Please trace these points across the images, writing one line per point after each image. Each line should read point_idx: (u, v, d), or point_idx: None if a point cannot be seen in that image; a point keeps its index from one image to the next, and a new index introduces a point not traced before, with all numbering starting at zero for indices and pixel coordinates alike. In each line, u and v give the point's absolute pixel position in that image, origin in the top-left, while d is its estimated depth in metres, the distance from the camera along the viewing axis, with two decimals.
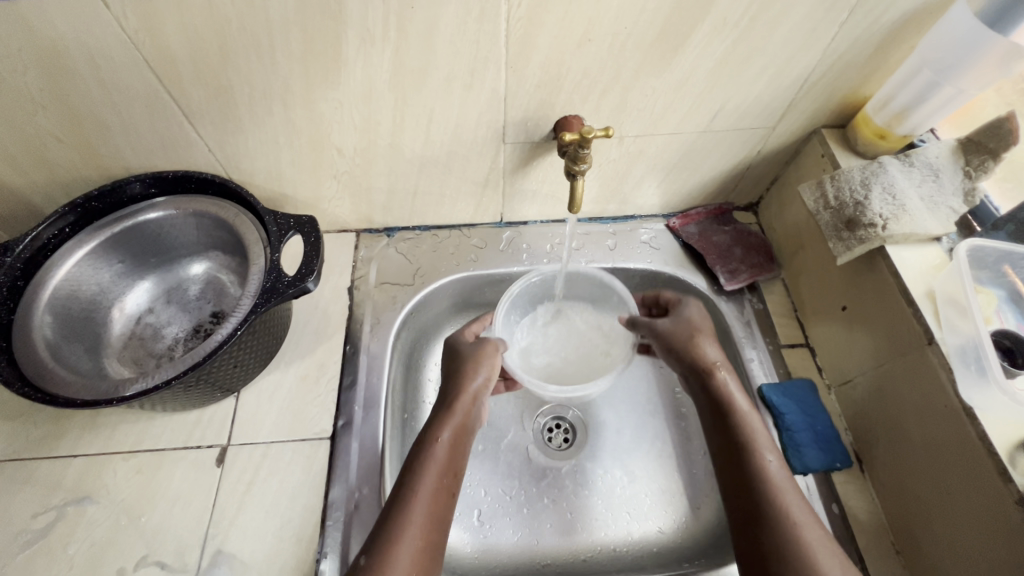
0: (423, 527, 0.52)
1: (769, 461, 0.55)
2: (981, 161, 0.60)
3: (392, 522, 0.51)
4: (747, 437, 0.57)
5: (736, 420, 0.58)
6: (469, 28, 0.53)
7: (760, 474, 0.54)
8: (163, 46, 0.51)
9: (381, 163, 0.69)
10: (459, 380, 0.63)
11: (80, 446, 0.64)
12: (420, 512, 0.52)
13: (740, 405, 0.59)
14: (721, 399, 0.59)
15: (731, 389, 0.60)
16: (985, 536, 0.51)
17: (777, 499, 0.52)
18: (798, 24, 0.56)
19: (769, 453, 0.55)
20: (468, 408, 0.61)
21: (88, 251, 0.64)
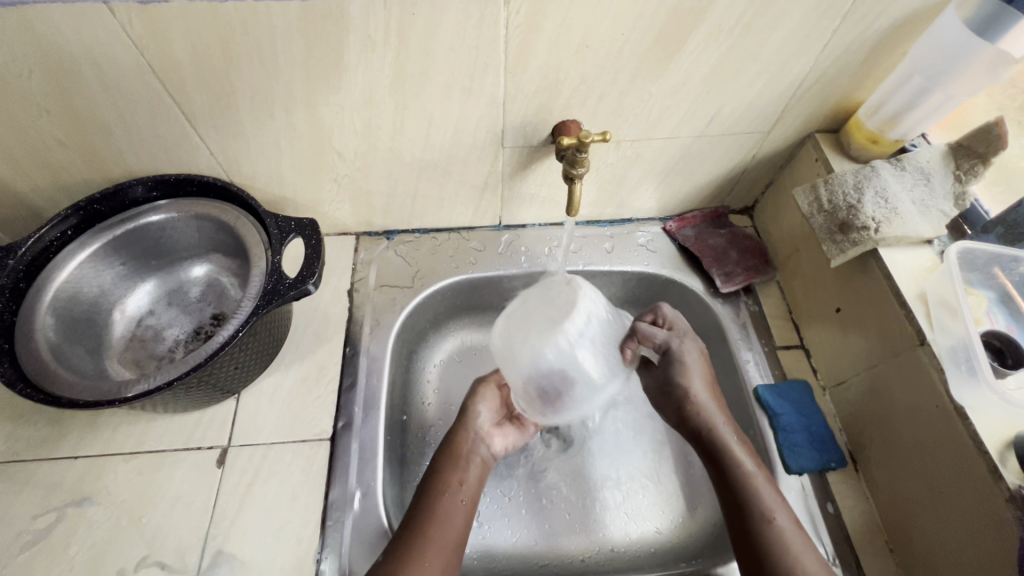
0: (442, 554, 0.56)
1: (777, 520, 0.56)
2: (970, 166, 0.61)
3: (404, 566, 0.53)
4: (755, 498, 0.58)
5: (743, 479, 0.59)
6: (469, 34, 0.54)
7: (768, 536, 0.56)
8: (166, 51, 0.52)
9: (381, 167, 0.70)
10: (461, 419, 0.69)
11: (81, 447, 0.65)
12: (433, 557, 0.55)
13: (746, 466, 0.60)
14: (726, 455, 0.61)
15: (733, 447, 0.61)
16: (977, 535, 0.52)
17: (789, 559, 0.54)
18: (791, 31, 0.57)
19: (776, 511, 0.57)
20: (472, 447, 0.67)
21: (90, 254, 0.65)
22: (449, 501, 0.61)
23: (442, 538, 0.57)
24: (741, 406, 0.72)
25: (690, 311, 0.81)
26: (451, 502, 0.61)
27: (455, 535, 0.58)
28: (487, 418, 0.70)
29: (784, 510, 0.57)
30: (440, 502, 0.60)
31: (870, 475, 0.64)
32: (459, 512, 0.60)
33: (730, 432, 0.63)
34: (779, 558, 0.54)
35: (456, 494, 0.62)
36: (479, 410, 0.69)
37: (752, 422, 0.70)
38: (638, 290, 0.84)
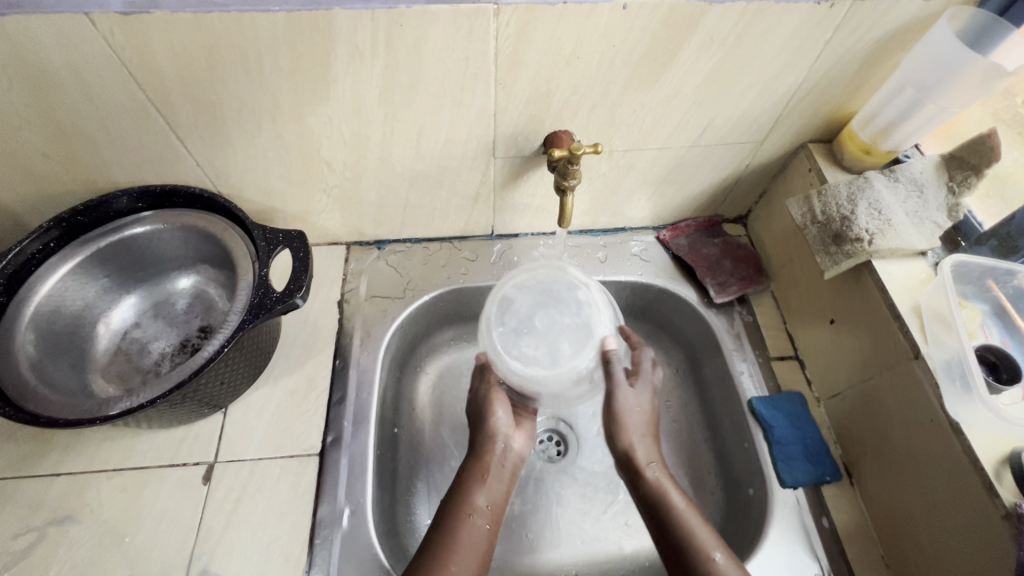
0: None
1: (716, 559, 0.53)
2: (964, 177, 0.60)
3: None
4: (690, 542, 0.54)
5: (679, 523, 0.56)
6: (458, 45, 0.53)
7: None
8: (150, 63, 0.51)
9: (371, 177, 0.69)
10: (483, 430, 0.64)
11: (64, 464, 0.63)
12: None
13: (678, 503, 0.57)
14: (662, 500, 0.58)
15: (667, 488, 0.58)
16: (977, 553, 0.51)
17: None
18: (783, 42, 0.56)
19: (714, 550, 0.53)
20: (500, 458, 0.63)
21: (73, 267, 0.63)
22: (469, 528, 0.56)
23: (461, 572, 0.53)
24: (735, 418, 0.72)
25: (684, 321, 0.81)
26: (473, 532, 0.56)
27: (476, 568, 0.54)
28: (507, 422, 0.64)
29: (722, 545, 0.54)
30: (461, 525, 0.56)
31: (865, 489, 0.64)
32: (481, 543, 0.56)
33: (660, 473, 0.60)
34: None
35: (478, 521, 0.57)
36: (497, 415, 0.64)
37: (747, 434, 0.69)
38: (632, 301, 0.83)
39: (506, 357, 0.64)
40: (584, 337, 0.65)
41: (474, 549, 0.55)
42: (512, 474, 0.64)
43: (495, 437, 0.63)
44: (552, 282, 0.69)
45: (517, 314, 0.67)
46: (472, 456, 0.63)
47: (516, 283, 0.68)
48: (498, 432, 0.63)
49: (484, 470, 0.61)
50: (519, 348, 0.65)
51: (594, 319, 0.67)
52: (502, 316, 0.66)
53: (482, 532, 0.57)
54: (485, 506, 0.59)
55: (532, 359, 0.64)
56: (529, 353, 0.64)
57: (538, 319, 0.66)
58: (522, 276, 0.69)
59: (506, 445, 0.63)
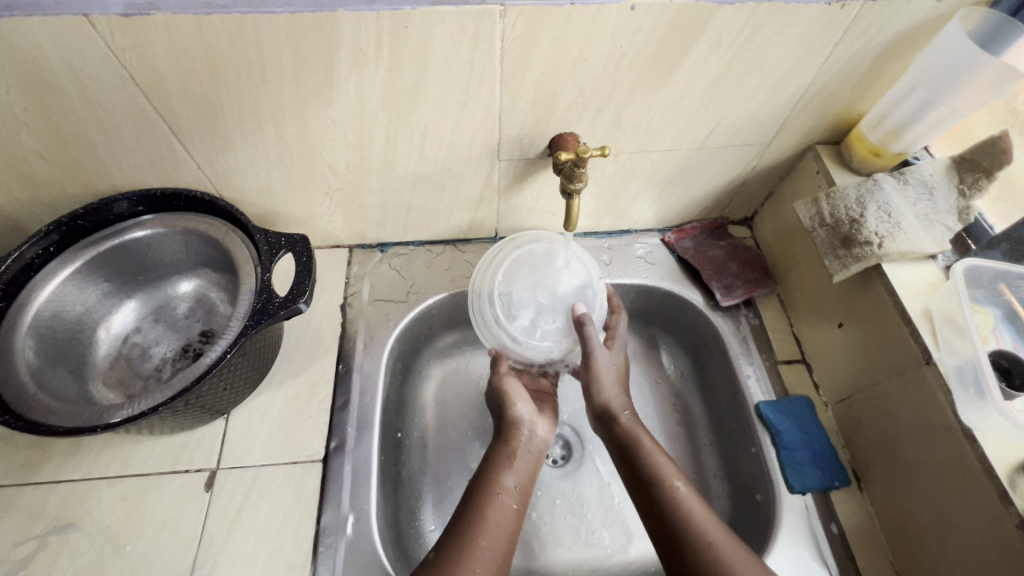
0: (487, 562, 0.52)
1: (678, 487, 0.57)
2: (975, 179, 0.60)
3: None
4: (656, 474, 0.59)
5: (650, 462, 0.60)
6: (464, 47, 0.52)
7: (672, 504, 0.56)
8: (151, 65, 0.50)
9: (374, 180, 0.68)
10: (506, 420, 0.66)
11: (63, 472, 0.62)
12: (481, 569, 0.52)
13: (646, 444, 0.62)
14: (636, 442, 0.62)
15: (637, 431, 0.63)
16: (981, 547, 0.51)
17: (692, 523, 0.54)
18: (793, 43, 0.56)
19: (676, 479, 0.58)
20: (524, 443, 0.65)
21: (72, 272, 0.63)
22: (497, 505, 0.57)
23: (490, 547, 0.54)
24: (742, 423, 0.71)
25: (690, 324, 0.80)
26: (498, 506, 0.57)
27: (503, 541, 0.55)
28: (529, 410, 0.67)
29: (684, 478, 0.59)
30: (488, 508, 0.57)
31: (873, 494, 0.63)
32: (508, 519, 0.57)
33: (632, 419, 0.65)
34: (698, 546, 0.52)
35: (504, 501, 0.58)
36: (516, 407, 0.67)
37: (754, 439, 0.69)
38: (637, 303, 0.82)
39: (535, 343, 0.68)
40: (583, 291, 0.68)
41: (498, 526, 0.56)
42: (539, 459, 0.65)
43: (519, 424, 0.66)
44: (534, 255, 0.70)
45: (518, 303, 0.68)
46: (498, 442, 0.65)
47: (502, 275, 0.68)
48: (522, 419, 0.66)
49: (511, 454, 0.63)
50: (540, 327, 0.68)
51: (581, 273, 0.69)
52: (508, 312, 0.67)
53: (509, 511, 0.58)
54: (512, 487, 0.60)
55: (555, 334, 0.68)
56: (550, 330, 0.68)
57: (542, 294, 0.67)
58: (504, 267, 0.69)
59: (531, 431, 0.66)
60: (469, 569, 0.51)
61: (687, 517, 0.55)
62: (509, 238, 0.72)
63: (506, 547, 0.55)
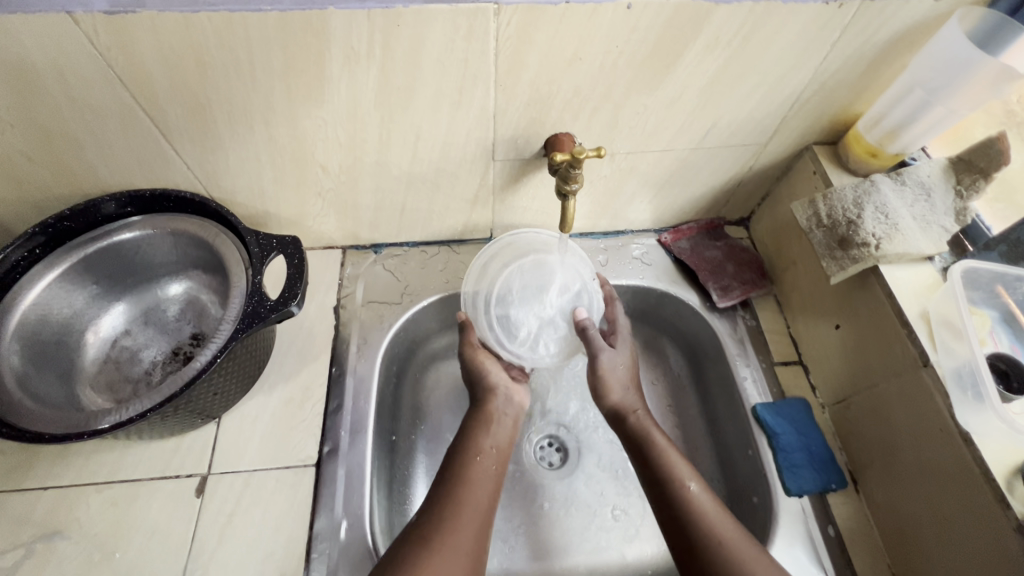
0: (473, 521, 0.55)
1: (691, 488, 0.57)
2: (972, 180, 0.60)
3: (436, 539, 0.53)
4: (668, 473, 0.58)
5: (665, 465, 0.59)
6: (457, 46, 0.51)
7: (686, 504, 0.56)
8: (137, 64, 0.49)
9: (367, 181, 0.67)
10: (481, 385, 0.69)
11: (51, 478, 0.61)
12: (464, 528, 0.54)
13: (659, 441, 0.61)
14: (650, 441, 0.61)
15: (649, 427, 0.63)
16: (978, 547, 0.51)
17: (705, 524, 0.54)
18: (791, 42, 0.55)
19: (689, 480, 0.57)
20: (502, 407, 0.68)
21: (59, 275, 0.62)
22: (478, 466, 0.61)
23: (474, 505, 0.57)
24: (739, 425, 0.71)
25: (687, 326, 0.79)
26: (481, 469, 0.60)
27: (484, 500, 0.58)
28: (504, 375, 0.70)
29: (698, 478, 0.58)
30: (472, 469, 0.60)
31: (871, 497, 0.63)
32: (489, 479, 0.60)
33: (642, 417, 0.64)
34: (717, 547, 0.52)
35: (485, 461, 0.62)
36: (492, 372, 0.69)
37: (751, 441, 0.68)
38: (634, 304, 0.82)
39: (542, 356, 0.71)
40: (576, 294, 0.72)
41: (481, 488, 0.59)
42: (515, 422, 0.69)
43: (495, 390, 0.68)
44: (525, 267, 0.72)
45: (517, 319, 0.71)
46: (475, 406, 0.68)
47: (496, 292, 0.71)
48: (497, 385, 0.69)
49: (487, 418, 0.66)
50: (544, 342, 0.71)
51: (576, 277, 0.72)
52: (509, 332, 0.70)
53: (490, 472, 0.61)
54: (490, 447, 0.63)
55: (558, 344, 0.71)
56: (552, 342, 0.71)
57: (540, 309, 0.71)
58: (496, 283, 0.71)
59: (507, 396, 0.69)
60: (452, 529, 0.54)
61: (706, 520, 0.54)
62: (499, 244, 0.73)
63: (488, 506, 0.58)
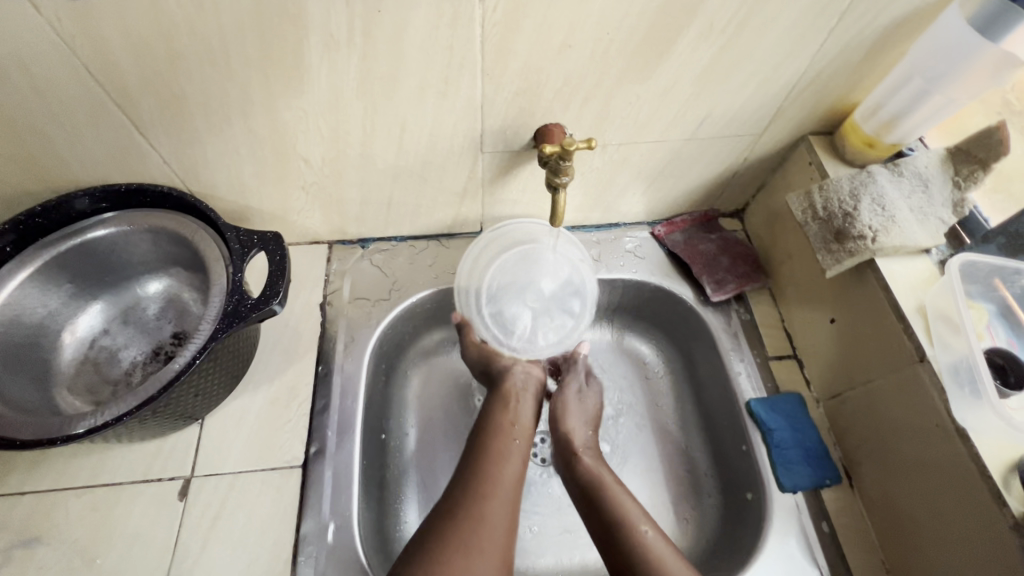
0: (503, 504, 0.54)
1: (644, 532, 0.54)
2: (970, 171, 0.59)
3: (460, 514, 0.52)
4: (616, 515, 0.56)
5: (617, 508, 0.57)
6: (441, 34, 0.49)
7: (637, 544, 0.53)
8: (104, 52, 0.47)
9: (352, 174, 0.65)
10: (498, 367, 0.69)
11: (28, 483, 0.60)
12: (496, 505, 0.54)
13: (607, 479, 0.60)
14: (599, 484, 0.60)
15: (599, 470, 0.61)
16: (973, 539, 0.51)
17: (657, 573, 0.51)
18: (787, 30, 0.53)
19: (643, 524, 0.55)
20: (520, 386, 0.67)
21: (32, 274, 0.60)
22: (504, 443, 0.60)
23: (505, 474, 0.57)
24: (733, 421, 0.70)
25: (681, 320, 0.78)
26: (508, 445, 0.60)
27: (513, 476, 0.57)
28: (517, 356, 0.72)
29: (651, 523, 0.55)
30: (495, 443, 0.60)
31: (865, 492, 0.63)
32: (517, 456, 0.59)
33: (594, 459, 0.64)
34: None
35: (510, 436, 0.61)
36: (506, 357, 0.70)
37: (745, 437, 0.67)
38: (627, 299, 0.80)
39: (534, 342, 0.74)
40: (583, 282, 0.74)
41: (510, 460, 0.58)
42: (536, 397, 0.68)
43: (511, 370, 0.68)
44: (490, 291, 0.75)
45: (512, 314, 0.75)
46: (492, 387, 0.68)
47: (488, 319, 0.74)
48: (513, 364, 0.69)
49: (506, 395, 0.66)
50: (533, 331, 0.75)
51: (584, 266, 0.74)
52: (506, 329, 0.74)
53: (516, 445, 0.60)
54: (511, 424, 0.63)
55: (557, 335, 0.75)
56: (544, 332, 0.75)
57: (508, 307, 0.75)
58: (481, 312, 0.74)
59: (525, 374, 0.69)
60: (481, 506, 0.53)
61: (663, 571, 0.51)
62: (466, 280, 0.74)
63: (517, 481, 0.57)
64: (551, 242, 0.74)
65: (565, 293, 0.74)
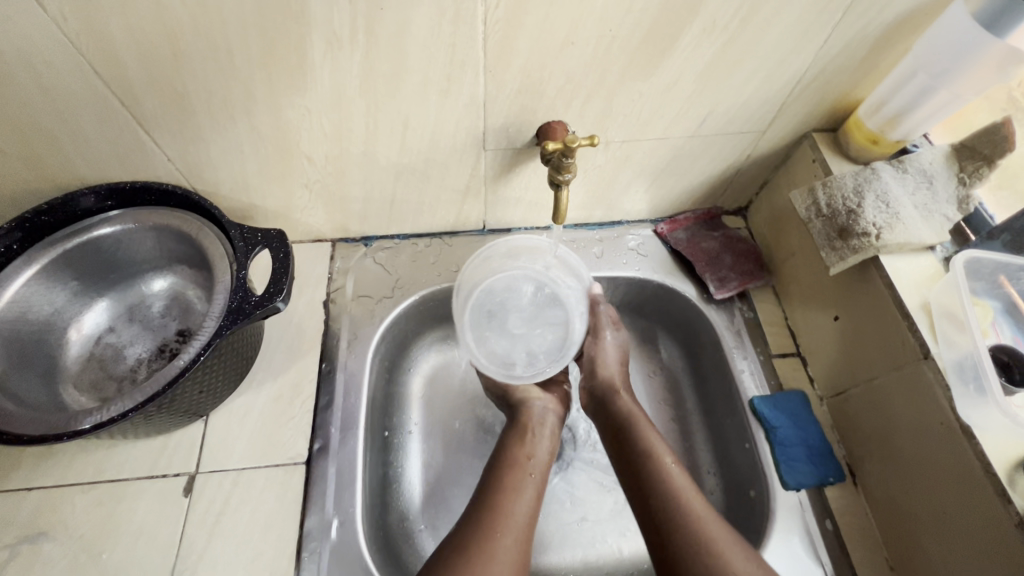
0: (515, 541, 0.54)
1: (669, 466, 0.58)
2: (975, 168, 0.58)
3: (472, 550, 0.51)
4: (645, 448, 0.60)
5: (643, 443, 0.60)
6: (444, 31, 0.50)
7: (663, 482, 0.57)
8: (109, 51, 0.47)
9: (355, 172, 0.65)
10: (516, 399, 0.69)
11: (34, 479, 0.60)
12: (508, 542, 0.53)
13: (637, 415, 0.64)
14: (630, 421, 0.64)
15: (631, 406, 0.65)
16: (980, 538, 0.50)
17: (679, 504, 0.54)
18: (789, 26, 0.53)
19: (667, 458, 0.59)
20: (539, 420, 0.67)
21: (38, 271, 0.60)
22: (517, 477, 0.59)
23: (517, 508, 0.56)
24: (736, 418, 0.70)
25: (684, 318, 0.78)
26: (522, 480, 0.59)
27: (525, 512, 0.56)
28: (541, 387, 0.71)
29: (675, 459, 0.59)
30: (509, 477, 0.59)
31: (869, 491, 0.62)
32: (529, 492, 0.58)
33: (630, 401, 0.67)
34: (685, 529, 0.53)
35: (525, 472, 0.60)
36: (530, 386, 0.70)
37: (747, 435, 0.67)
38: (630, 297, 0.80)
39: (540, 363, 0.69)
40: (548, 278, 0.71)
41: (523, 496, 0.58)
42: (555, 433, 0.67)
43: (529, 402, 0.68)
44: (478, 331, 0.71)
45: (505, 347, 0.71)
46: (510, 420, 0.67)
47: (488, 360, 0.69)
48: (532, 396, 0.69)
49: (523, 427, 0.65)
50: (537, 354, 0.70)
51: (539, 265, 0.71)
52: (507, 363, 0.69)
53: (531, 482, 0.59)
54: (527, 458, 0.62)
55: (555, 345, 0.70)
56: (545, 349, 0.70)
57: (498, 342, 0.71)
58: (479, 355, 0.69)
59: (544, 407, 0.69)
60: (495, 541, 0.53)
61: (687, 510, 0.54)
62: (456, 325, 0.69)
63: (529, 517, 0.56)
64: (501, 264, 0.71)
65: (548, 304, 0.72)
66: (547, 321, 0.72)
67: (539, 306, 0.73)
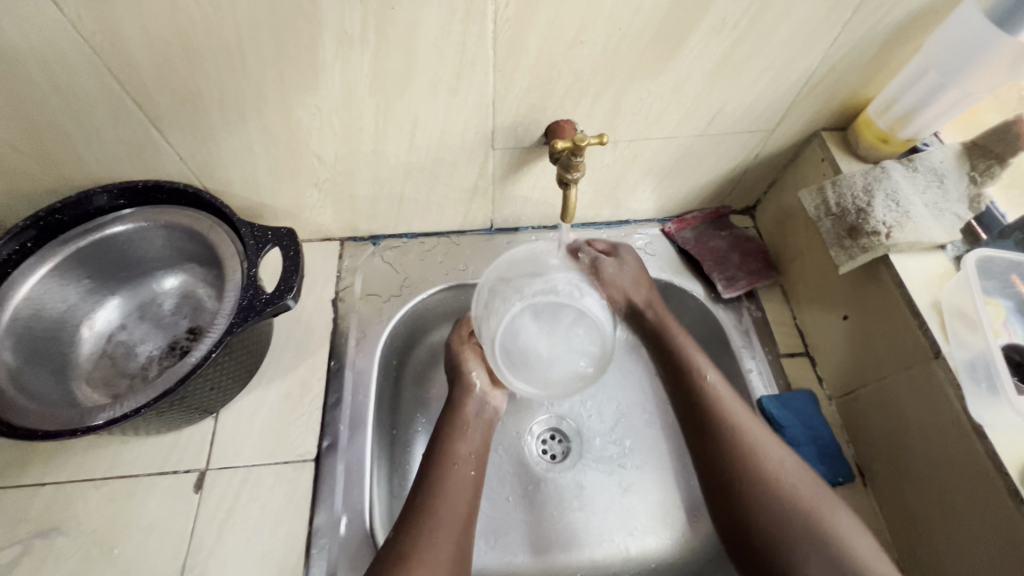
0: (449, 542, 0.53)
1: (709, 376, 0.63)
2: (987, 166, 0.58)
3: (407, 559, 0.50)
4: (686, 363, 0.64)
5: (682, 351, 0.65)
6: (454, 30, 0.50)
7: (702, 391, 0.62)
8: (124, 51, 0.48)
9: (364, 170, 0.65)
10: (457, 390, 0.67)
11: (47, 475, 0.61)
12: (443, 541, 0.53)
13: (676, 331, 0.67)
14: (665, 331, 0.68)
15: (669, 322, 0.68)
16: (991, 539, 0.50)
17: (716, 407, 0.60)
18: (799, 25, 0.53)
19: (707, 370, 0.63)
20: (475, 413, 0.66)
21: (51, 268, 0.61)
22: (456, 475, 0.58)
23: (457, 500, 0.57)
24: None
25: (691, 317, 0.78)
26: (459, 478, 0.58)
27: (464, 510, 0.56)
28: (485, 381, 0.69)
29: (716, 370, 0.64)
30: (446, 478, 0.58)
31: (879, 491, 0.62)
32: (468, 487, 0.58)
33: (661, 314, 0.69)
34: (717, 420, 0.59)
35: (464, 468, 0.60)
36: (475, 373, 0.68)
37: None
38: None
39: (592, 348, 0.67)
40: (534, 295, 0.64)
41: (460, 492, 0.57)
42: (490, 428, 0.67)
43: (470, 395, 0.66)
44: (534, 381, 0.65)
45: (561, 367, 0.67)
46: (449, 412, 0.65)
47: (572, 390, 0.66)
48: (473, 387, 0.67)
49: (460, 423, 0.64)
50: (582, 346, 0.67)
51: (519, 295, 0.65)
52: (580, 374, 0.66)
53: (468, 477, 0.59)
54: (467, 454, 0.61)
55: (591, 327, 0.68)
56: (587, 336, 0.68)
57: (546, 367, 0.66)
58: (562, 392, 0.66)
59: (482, 400, 0.67)
60: (427, 546, 0.51)
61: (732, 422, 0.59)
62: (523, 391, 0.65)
63: (465, 515, 0.56)
64: (490, 327, 0.65)
65: (549, 309, 0.66)
66: (564, 323, 0.67)
67: (544, 315, 0.66)
